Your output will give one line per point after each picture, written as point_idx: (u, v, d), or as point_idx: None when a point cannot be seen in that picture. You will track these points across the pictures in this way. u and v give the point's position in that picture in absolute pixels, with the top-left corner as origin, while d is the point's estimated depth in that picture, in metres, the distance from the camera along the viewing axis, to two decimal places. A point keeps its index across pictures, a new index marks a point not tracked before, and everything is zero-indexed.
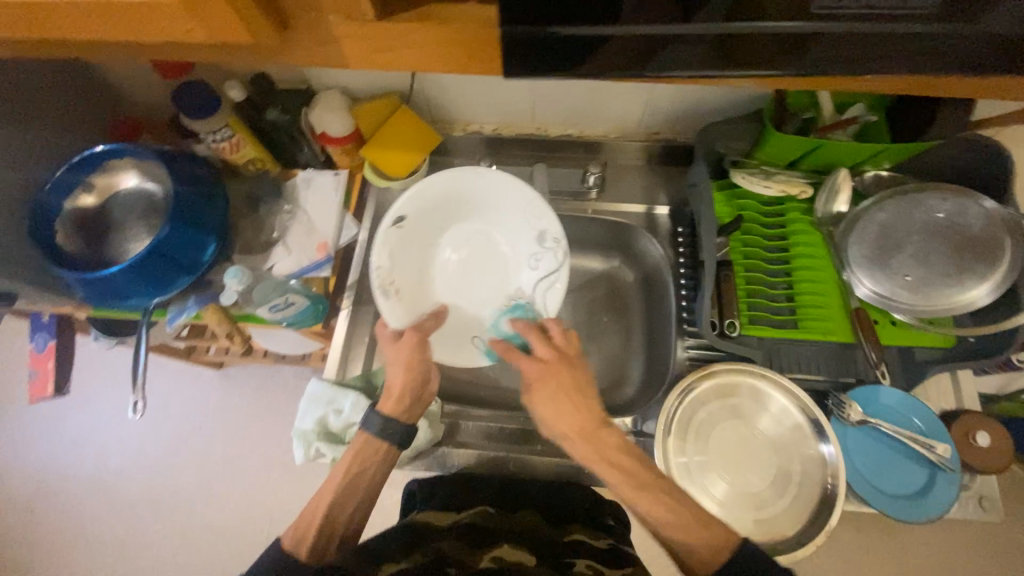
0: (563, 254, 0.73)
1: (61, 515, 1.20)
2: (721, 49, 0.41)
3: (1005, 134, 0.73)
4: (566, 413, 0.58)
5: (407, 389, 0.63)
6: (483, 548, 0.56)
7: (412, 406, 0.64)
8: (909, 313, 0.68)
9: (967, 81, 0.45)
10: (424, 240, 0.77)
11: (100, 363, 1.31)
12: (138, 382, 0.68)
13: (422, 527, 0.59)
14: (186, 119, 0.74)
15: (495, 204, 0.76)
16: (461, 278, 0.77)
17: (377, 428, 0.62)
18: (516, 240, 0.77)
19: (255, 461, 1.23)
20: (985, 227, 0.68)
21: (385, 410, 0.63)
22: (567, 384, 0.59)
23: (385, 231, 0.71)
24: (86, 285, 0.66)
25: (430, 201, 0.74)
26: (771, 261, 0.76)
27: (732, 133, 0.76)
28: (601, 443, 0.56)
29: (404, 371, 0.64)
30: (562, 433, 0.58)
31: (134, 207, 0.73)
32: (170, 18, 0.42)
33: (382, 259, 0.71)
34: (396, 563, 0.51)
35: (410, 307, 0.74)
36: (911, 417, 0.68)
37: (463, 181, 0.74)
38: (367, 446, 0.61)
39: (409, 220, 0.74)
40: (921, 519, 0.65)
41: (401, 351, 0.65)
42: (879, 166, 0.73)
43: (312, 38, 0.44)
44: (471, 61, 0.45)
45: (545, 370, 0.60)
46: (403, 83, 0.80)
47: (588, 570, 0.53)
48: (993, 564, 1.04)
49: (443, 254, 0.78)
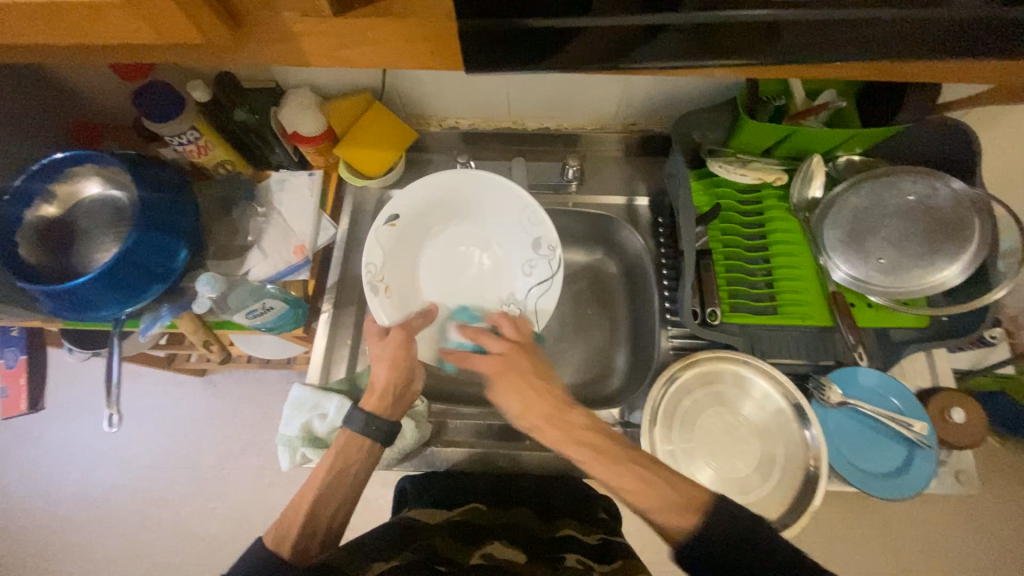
0: (558, 263, 0.73)
1: (42, 532, 1.17)
2: (685, 38, 0.41)
3: (973, 116, 0.74)
4: (529, 400, 0.57)
5: (390, 387, 0.62)
6: (473, 544, 0.56)
7: (396, 405, 0.63)
8: (884, 294, 0.69)
9: (926, 67, 0.46)
10: (416, 239, 0.76)
11: (76, 376, 1.27)
12: (112, 395, 0.66)
13: (412, 526, 0.59)
14: (149, 124, 0.72)
15: (492, 207, 0.76)
16: (451, 278, 0.77)
17: (359, 426, 0.60)
18: (511, 244, 0.77)
19: (242, 467, 1.21)
20: (956, 208, 0.69)
21: (369, 408, 0.62)
22: (524, 371, 0.59)
23: (378, 229, 0.71)
24: (52, 298, 0.63)
25: (424, 200, 0.74)
26: (750, 248, 0.77)
27: (708, 122, 0.76)
28: (571, 425, 0.56)
29: (386, 368, 0.63)
30: (530, 421, 0.57)
31: (100, 215, 0.70)
32: (116, 20, 0.40)
33: (374, 258, 0.71)
34: (386, 560, 0.50)
35: (399, 305, 0.72)
36: (889, 397, 0.70)
37: (460, 183, 0.74)
38: (350, 444, 0.60)
39: (403, 219, 0.73)
40: (900, 496, 0.67)
41: (387, 349, 0.63)
42: (852, 151, 0.74)
43: (271, 36, 0.43)
44: (438, 56, 0.44)
45: (503, 362, 0.60)
46: (375, 79, 0.79)
47: (578, 564, 0.53)
48: (971, 533, 1.07)
49: (433, 254, 0.77)
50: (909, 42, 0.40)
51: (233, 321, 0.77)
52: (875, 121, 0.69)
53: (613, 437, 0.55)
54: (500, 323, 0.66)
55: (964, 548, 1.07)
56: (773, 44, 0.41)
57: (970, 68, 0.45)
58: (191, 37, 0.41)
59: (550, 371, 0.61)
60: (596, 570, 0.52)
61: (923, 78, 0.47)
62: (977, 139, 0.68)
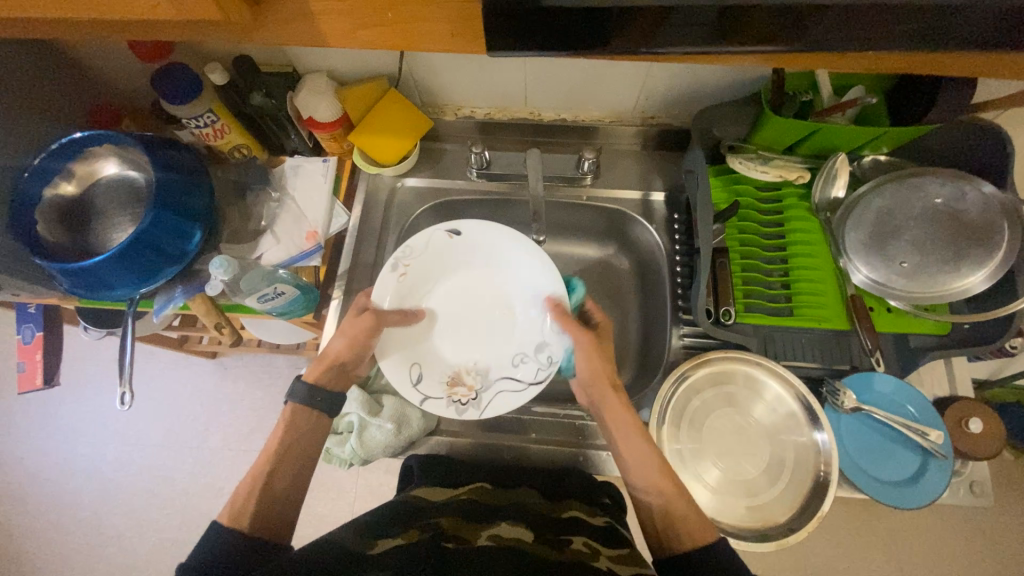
0: (544, 376, 0.69)
1: (57, 502, 1.20)
2: (709, 25, 0.40)
3: (1007, 117, 0.71)
4: (597, 367, 0.67)
5: (342, 356, 0.67)
6: (482, 525, 0.56)
7: (336, 377, 0.67)
8: (904, 300, 0.67)
9: (965, 59, 0.44)
10: (454, 262, 0.76)
11: (91, 354, 1.30)
12: (124, 374, 0.67)
13: (418, 503, 0.59)
14: (167, 106, 0.73)
15: (529, 290, 0.75)
16: (454, 314, 0.75)
17: (302, 396, 0.63)
18: (524, 332, 0.73)
19: (251, 448, 1.23)
20: (983, 213, 0.67)
21: (311, 376, 0.66)
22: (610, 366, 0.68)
23: (437, 230, 0.74)
24: (69, 276, 0.64)
25: (491, 244, 0.75)
26: (767, 248, 0.75)
27: (728, 116, 0.75)
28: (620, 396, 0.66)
29: (343, 342, 0.67)
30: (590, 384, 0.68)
31: (117, 195, 0.71)
32: None
33: (416, 246, 0.73)
34: (392, 538, 0.51)
35: (400, 294, 0.73)
36: (905, 404, 0.68)
37: (527, 255, 0.74)
38: (298, 416, 0.63)
39: (465, 240, 0.75)
40: (909, 505, 0.65)
41: (354, 326, 0.67)
42: (878, 150, 0.72)
43: (288, 15, 0.43)
44: (458, 38, 0.43)
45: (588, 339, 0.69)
46: (392, 66, 0.78)
47: (584, 546, 0.53)
48: (982, 546, 1.06)
49: (452, 287, 0.76)
50: (946, 33, 0.39)
51: (244, 305, 0.78)
52: (904, 119, 0.67)
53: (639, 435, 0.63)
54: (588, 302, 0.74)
55: (974, 561, 1.05)
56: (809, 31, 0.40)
57: (1013, 61, 0.44)
58: (210, 14, 0.40)
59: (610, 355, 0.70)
60: (603, 554, 0.53)
61: (963, 69, 0.45)
62: (1010, 137, 0.65)
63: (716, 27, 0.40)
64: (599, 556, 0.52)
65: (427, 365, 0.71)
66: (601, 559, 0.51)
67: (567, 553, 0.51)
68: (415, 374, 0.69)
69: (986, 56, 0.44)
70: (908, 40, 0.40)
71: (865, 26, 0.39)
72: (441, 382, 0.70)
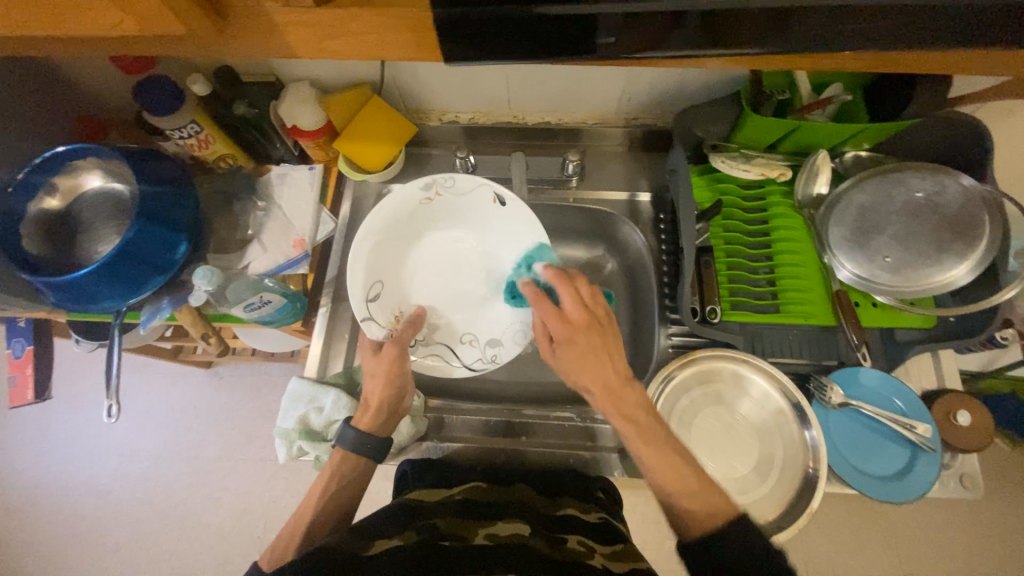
0: (480, 368, 0.73)
1: (54, 516, 1.20)
2: (667, 27, 0.41)
3: (986, 111, 0.72)
4: (581, 353, 0.57)
5: (384, 402, 0.63)
6: (479, 523, 0.56)
7: (386, 422, 0.65)
8: (889, 294, 0.67)
9: (918, 57, 0.45)
10: (475, 219, 0.76)
11: (85, 367, 1.30)
12: (111, 387, 0.67)
13: (416, 506, 0.59)
14: (150, 118, 0.73)
15: (508, 290, 0.75)
16: (439, 257, 0.76)
17: (351, 440, 0.63)
18: (482, 318, 0.75)
19: (247, 456, 1.23)
20: (965, 206, 0.67)
21: (362, 425, 0.64)
22: (597, 343, 0.57)
23: (484, 188, 0.73)
24: (55, 290, 0.64)
25: (515, 237, 0.74)
26: (752, 245, 0.75)
27: (710, 117, 0.74)
28: (623, 399, 0.55)
29: (380, 385, 0.63)
30: (582, 387, 0.57)
31: (101, 208, 0.71)
32: (100, 12, 0.41)
33: (459, 185, 0.73)
34: (388, 539, 0.51)
35: (400, 223, 0.73)
36: (892, 398, 0.68)
37: (528, 274, 0.74)
38: (344, 462, 0.63)
39: (501, 212, 0.74)
40: (902, 499, 0.65)
41: (380, 364, 0.64)
42: (859, 146, 0.73)
43: (254, 28, 0.43)
44: (419, 48, 0.44)
45: (571, 331, 0.58)
46: (374, 73, 0.78)
47: (580, 545, 0.54)
48: (980, 537, 1.06)
49: (450, 244, 0.77)
50: (896, 32, 0.40)
51: (231, 314, 0.78)
52: (881, 115, 0.68)
53: (633, 420, 0.54)
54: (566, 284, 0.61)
55: (973, 553, 1.05)
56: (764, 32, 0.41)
57: (963, 59, 0.45)
58: (170, 27, 0.41)
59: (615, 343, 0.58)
60: (598, 552, 0.53)
61: (917, 67, 0.46)
62: (989, 131, 0.65)
63: (674, 30, 0.41)
64: (595, 554, 0.53)
65: (388, 289, 0.72)
66: (597, 558, 0.52)
67: (559, 552, 0.52)
68: (373, 291, 0.71)
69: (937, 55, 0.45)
70: (863, 39, 0.40)
71: (820, 27, 0.40)
72: (390, 312, 0.72)
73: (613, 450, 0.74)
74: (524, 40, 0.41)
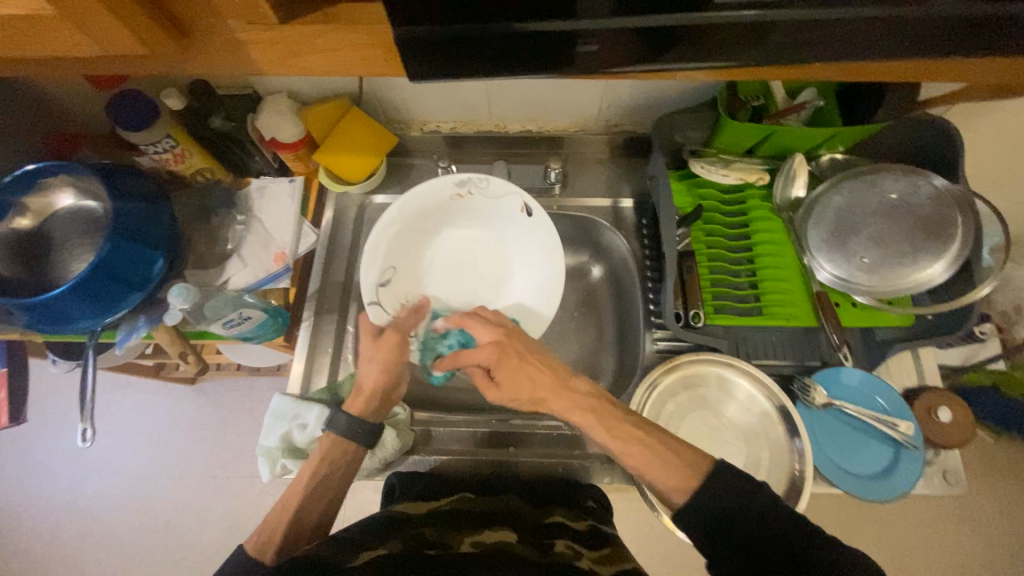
0: None
1: (32, 541, 1.16)
2: (632, 39, 0.41)
3: (954, 113, 0.73)
4: (523, 383, 0.61)
5: (378, 388, 0.64)
6: (465, 530, 0.56)
7: (378, 408, 0.65)
8: (868, 294, 0.68)
9: (878, 66, 0.46)
10: (496, 221, 0.76)
11: (63, 388, 1.27)
12: (86, 409, 0.65)
13: (401, 516, 0.58)
14: (122, 133, 0.71)
15: (520, 296, 0.76)
16: (455, 252, 0.77)
17: (342, 428, 0.62)
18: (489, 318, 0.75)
19: (234, 473, 1.20)
20: (937, 206, 0.69)
21: (354, 409, 0.64)
22: (522, 353, 0.62)
23: (515, 196, 0.73)
24: (26, 311, 0.62)
25: (539, 250, 0.75)
26: (733, 249, 0.76)
27: (691, 122, 0.76)
28: (574, 393, 0.60)
29: (378, 370, 0.64)
30: (537, 400, 0.61)
31: (74, 226, 0.69)
32: (57, 30, 0.40)
33: (493, 187, 0.73)
34: (372, 549, 0.50)
35: (422, 215, 0.73)
36: (874, 397, 0.69)
37: (540, 284, 0.75)
38: (335, 447, 0.63)
39: (528, 223, 0.74)
40: (885, 497, 0.66)
41: (380, 351, 0.64)
42: (834, 149, 0.74)
43: (219, 45, 0.43)
44: (388, 64, 0.44)
45: (494, 354, 0.62)
46: (353, 85, 0.78)
47: (567, 549, 0.54)
48: (967, 529, 1.07)
49: (465, 242, 0.77)
50: (854, 40, 0.41)
51: (211, 331, 0.76)
52: (854, 120, 0.68)
53: (589, 408, 0.58)
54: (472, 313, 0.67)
55: (961, 545, 1.06)
56: (724, 43, 0.41)
57: (919, 66, 0.46)
58: (133, 47, 0.41)
59: (538, 348, 0.64)
60: (585, 556, 0.53)
61: (877, 76, 0.47)
62: (957, 131, 0.67)
63: (637, 45, 0.41)
64: (582, 558, 0.53)
65: (400, 277, 0.73)
66: (583, 561, 0.52)
67: (548, 557, 0.52)
68: (384, 277, 0.71)
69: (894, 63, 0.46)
70: (819, 49, 0.41)
71: (783, 37, 0.41)
72: (398, 300, 0.72)
73: (602, 458, 0.73)
74: (492, 54, 0.41)
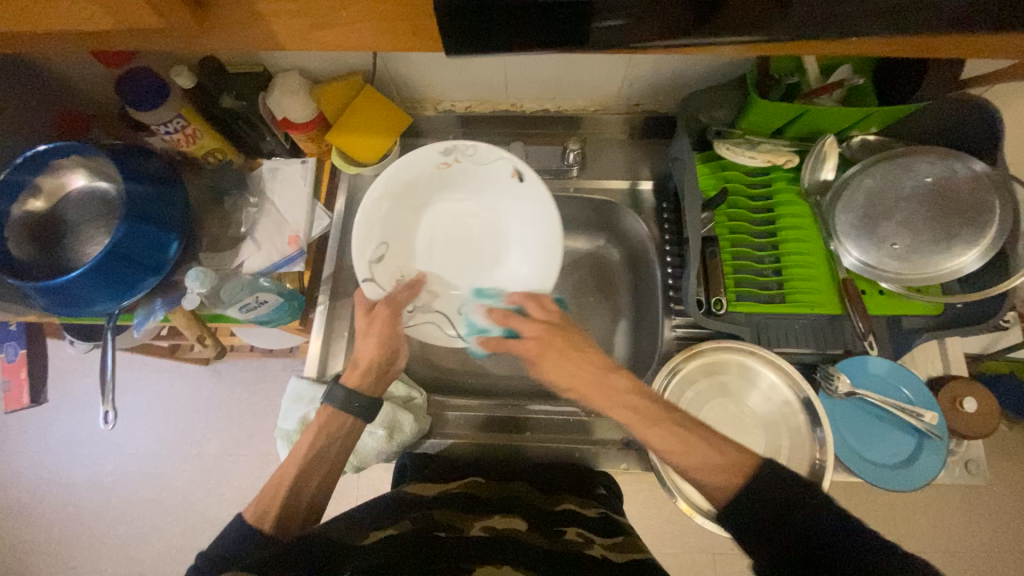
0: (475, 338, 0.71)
1: (56, 514, 1.20)
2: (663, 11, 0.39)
3: (995, 92, 0.70)
4: (585, 375, 0.58)
5: (375, 362, 0.64)
6: (475, 515, 0.56)
7: (374, 383, 0.65)
8: (896, 282, 0.66)
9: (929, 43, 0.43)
10: (490, 191, 0.73)
11: (81, 367, 1.29)
12: (107, 392, 0.66)
13: (409, 498, 0.58)
14: (132, 112, 0.70)
15: (516, 268, 0.73)
16: (447, 225, 0.74)
17: (340, 400, 0.62)
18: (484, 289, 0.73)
19: (249, 451, 1.22)
20: (974, 190, 0.66)
21: (349, 382, 0.63)
22: (564, 347, 0.60)
23: (503, 161, 0.70)
24: (44, 294, 0.62)
25: (526, 216, 0.71)
26: (757, 234, 0.74)
27: (717, 100, 0.73)
28: (611, 390, 0.56)
29: (373, 345, 0.64)
30: (571, 393, 0.59)
31: (88, 208, 0.68)
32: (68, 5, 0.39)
33: (481, 154, 0.71)
34: (384, 528, 0.50)
35: (403, 187, 0.71)
36: (899, 386, 0.68)
37: (536, 256, 0.72)
38: (332, 421, 0.62)
39: (520, 189, 0.71)
40: (906, 487, 0.65)
41: (375, 324, 0.64)
42: (866, 130, 0.70)
43: (236, 19, 0.42)
44: (412, 40, 0.43)
45: (541, 343, 0.61)
46: (366, 61, 0.75)
47: (577, 536, 0.54)
48: (978, 515, 1.07)
49: (456, 215, 0.74)
50: (905, 13, 0.38)
51: (226, 314, 0.76)
52: (891, 100, 0.66)
53: (632, 408, 0.55)
54: (526, 304, 0.67)
55: (971, 531, 1.06)
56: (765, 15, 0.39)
57: (974, 42, 0.43)
58: (148, 20, 0.39)
59: (586, 341, 0.62)
60: (597, 543, 0.54)
61: (928, 51, 0.45)
62: (1001, 114, 0.63)
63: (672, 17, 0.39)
64: (593, 545, 0.53)
65: (394, 252, 0.71)
66: (595, 548, 0.52)
67: (558, 544, 0.52)
68: (375, 252, 0.69)
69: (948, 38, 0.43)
70: (868, 20, 0.39)
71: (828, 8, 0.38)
72: (392, 276, 0.70)
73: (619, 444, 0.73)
74: (517, 26, 0.39)
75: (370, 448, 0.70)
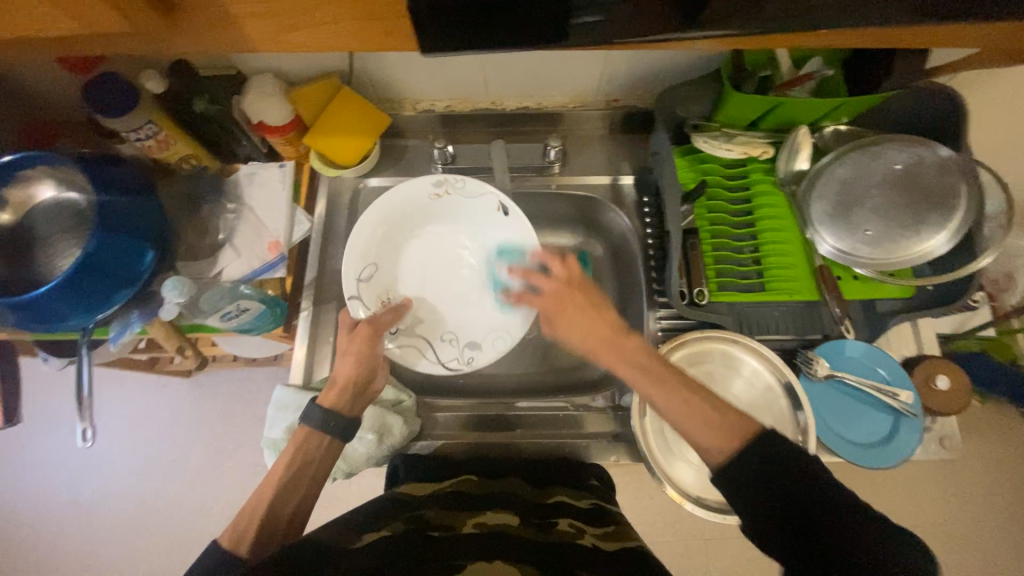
0: (454, 367, 0.72)
1: (36, 537, 1.16)
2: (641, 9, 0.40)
3: (957, 80, 0.72)
4: (591, 336, 0.58)
5: (352, 381, 0.63)
6: (467, 513, 0.56)
7: (352, 401, 0.63)
8: (869, 267, 0.69)
9: (905, 34, 0.45)
10: (477, 225, 0.76)
11: (57, 384, 1.25)
12: (85, 408, 0.64)
13: (403, 499, 0.58)
14: (100, 120, 0.67)
15: (498, 302, 0.74)
16: (431, 255, 0.76)
17: (316, 420, 0.61)
18: (465, 319, 0.74)
19: (236, 462, 1.20)
20: (941, 175, 0.68)
21: (326, 403, 0.62)
22: (581, 303, 0.60)
23: (491, 196, 0.73)
24: (13, 311, 0.59)
25: (511, 250, 0.74)
26: (736, 225, 0.75)
27: (692, 95, 0.74)
28: (623, 349, 0.56)
29: (352, 362, 0.63)
30: (587, 353, 0.59)
31: (57, 220, 0.66)
32: (27, 9, 0.37)
33: (469, 187, 0.74)
34: (377, 531, 0.50)
35: (394, 217, 0.74)
36: (876, 367, 0.70)
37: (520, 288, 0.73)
38: (309, 440, 0.61)
39: (505, 222, 0.74)
40: (884, 465, 0.68)
41: (353, 343, 0.64)
42: (838, 120, 0.72)
43: (207, 21, 0.41)
44: (392, 37, 0.42)
45: (560, 297, 0.61)
46: (342, 62, 0.74)
47: (570, 528, 0.55)
48: (954, 490, 1.11)
49: (442, 248, 0.76)
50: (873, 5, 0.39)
51: (206, 324, 0.75)
52: (860, 89, 0.68)
53: (642, 368, 0.54)
54: (546, 258, 0.64)
55: (948, 505, 1.10)
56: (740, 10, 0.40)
57: (948, 31, 0.44)
58: (115, 23, 0.38)
59: (603, 297, 0.61)
60: (589, 534, 0.54)
61: (906, 41, 0.46)
62: (963, 101, 0.66)
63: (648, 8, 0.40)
64: (585, 535, 0.54)
65: (380, 274, 0.73)
66: (587, 537, 0.53)
67: (551, 534, 0.53)
68: (364, 272, 0.71)
69: (921, 30, 0.44)
70: (839, 11, 0.40)
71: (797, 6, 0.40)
72: (378, 295, 0.72)
73: (608, 437, 0.74)
74: (495, 25, 0.40)
75: (360, 454, 0.69)
